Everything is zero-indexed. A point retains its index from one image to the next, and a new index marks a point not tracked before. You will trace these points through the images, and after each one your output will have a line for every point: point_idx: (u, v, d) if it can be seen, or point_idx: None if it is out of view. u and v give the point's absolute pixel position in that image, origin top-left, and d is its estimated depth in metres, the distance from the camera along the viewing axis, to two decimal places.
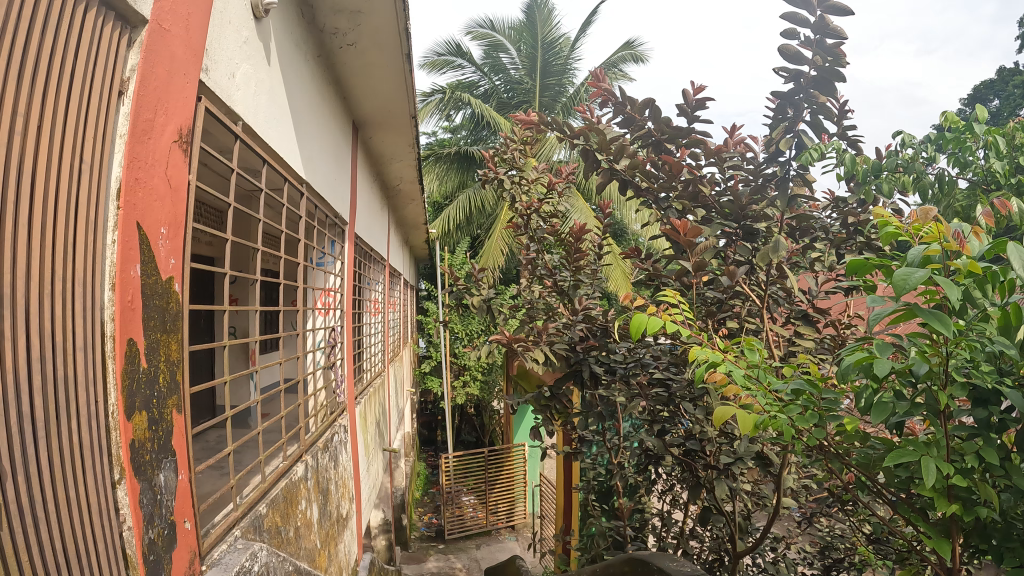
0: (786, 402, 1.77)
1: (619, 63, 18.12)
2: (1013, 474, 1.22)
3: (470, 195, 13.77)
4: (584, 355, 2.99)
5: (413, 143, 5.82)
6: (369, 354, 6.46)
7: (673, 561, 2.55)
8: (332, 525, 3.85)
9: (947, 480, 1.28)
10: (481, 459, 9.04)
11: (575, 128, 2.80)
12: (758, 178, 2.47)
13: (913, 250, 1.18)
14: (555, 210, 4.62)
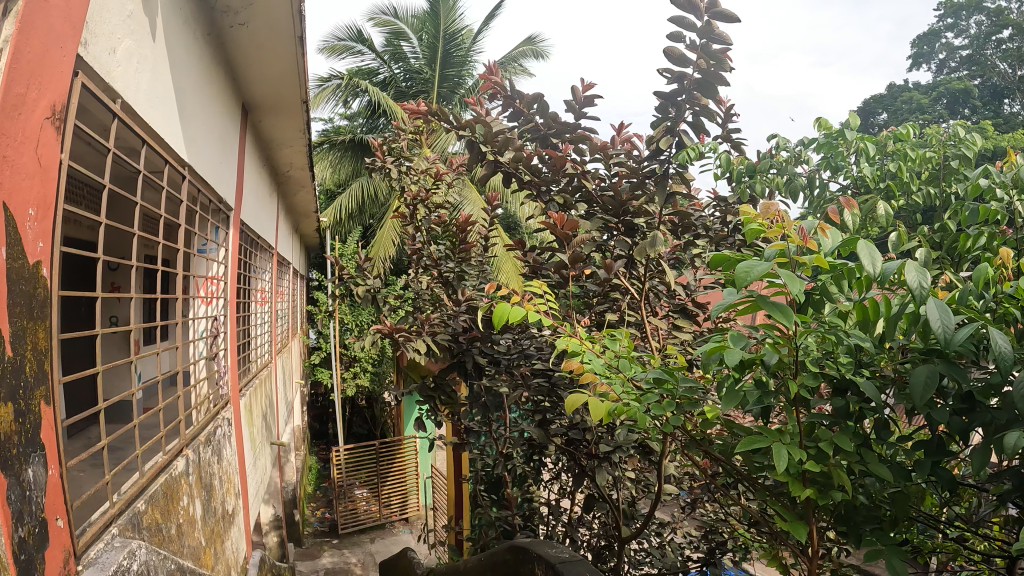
0: (644, 390, 1.94)
1: (519, 58, 18.14)
2: (862, 461, 1.45)
3: (364, 184, 13.51)
4: (467, 346, 3.13)
5: (305, 128, 5.49)
6: (256, 345, 6.00)
7: (550, 548, 2.91)
8: (219, 521, 3.46)
9: (799, 464, 1.50)
10: (373, 450, 8.82)
11: (462, 118, 2.76)
12: (636, 177, 2.57)
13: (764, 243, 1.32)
14: (443, 201, 4.47)
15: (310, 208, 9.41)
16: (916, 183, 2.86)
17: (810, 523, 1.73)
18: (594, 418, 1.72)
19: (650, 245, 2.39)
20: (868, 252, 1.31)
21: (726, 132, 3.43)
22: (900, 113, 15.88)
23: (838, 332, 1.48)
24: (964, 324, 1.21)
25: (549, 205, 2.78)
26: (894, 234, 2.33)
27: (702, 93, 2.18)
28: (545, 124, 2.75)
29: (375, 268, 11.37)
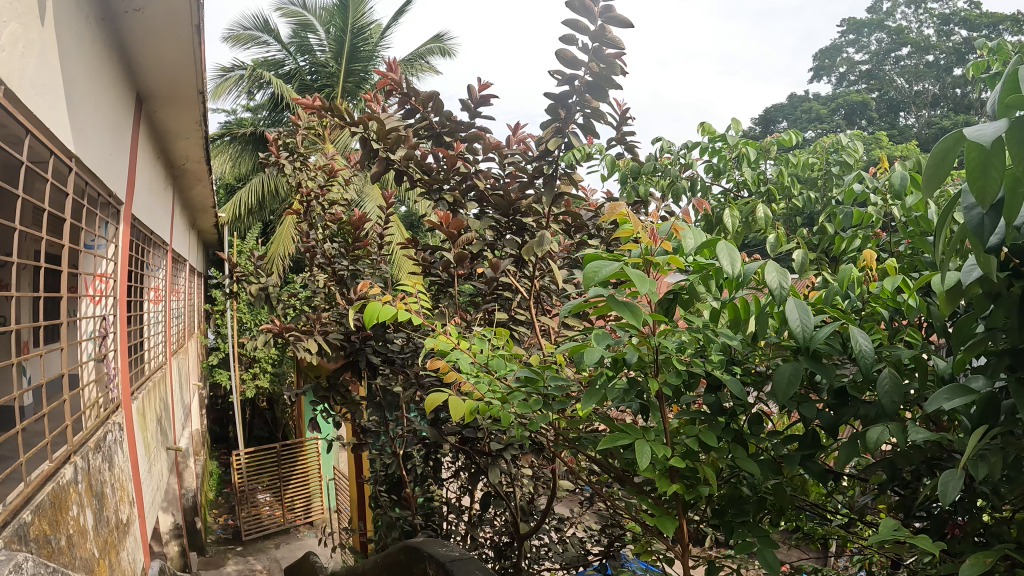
0: (514, 388, 1.94)
1: (426, 55, 17.94)
2: (729, 453, 1.51)
3: (265, 179, 13.13)
4: (359, 346, 3.33)
5: (201, 125, 5.14)
6: (150, 344, 5.53)
7: (441, 547, 2.91)
8: (114, 533, 3.13)
9: (671, 460, 1.54)
10: (273, 454, 8.29)
11: (354, 113, 2.63)
12: (526, 176, 2.56)
13: (612, 248, 1.35)
14: (339, 197, 4.37)
15: (207, 206, 8.98)
16: (797, 187, 2.84)
17: (681, 518, 1.74)
18: (455, 416, 1.73)
19: (538, 243, 2.37)
20: (729, 255, 1.36)
21: (618, 135, 3.46)
22: (795, 121, 16.49)
23: (712, 334, 1.55)
24: (823, 323, 1.27)
25: (437, 204, 2.72)
26: (775, 236, 2.42)
27: (592, 95, 2.20)
28: (439, 122, 2.68)
29: (274, 266, 11.05)
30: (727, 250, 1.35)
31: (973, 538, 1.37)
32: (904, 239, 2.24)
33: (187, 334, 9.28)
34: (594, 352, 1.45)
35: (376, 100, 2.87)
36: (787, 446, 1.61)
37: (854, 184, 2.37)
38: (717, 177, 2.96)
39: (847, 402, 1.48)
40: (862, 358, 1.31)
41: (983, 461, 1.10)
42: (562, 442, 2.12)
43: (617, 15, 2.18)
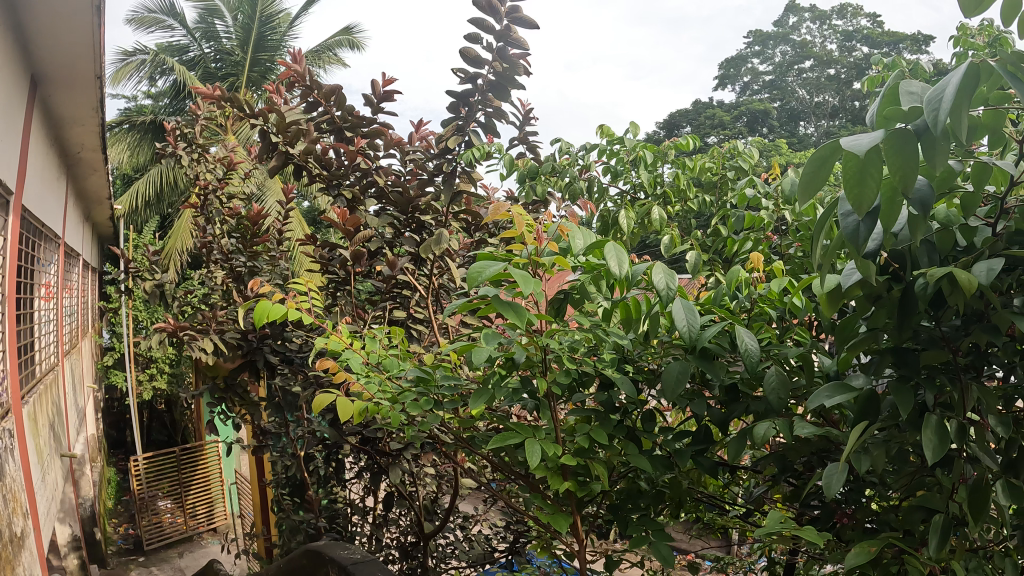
0: (403, 390, 1.86)
1: (336, 46, 17.54)
2: (620, 451, 1.50)
3: (163, 170, 12.53)
4: (258, 345, 3.04)
5: (98, 114, 4.67)
6: (41, 342, 4.99)
7: (344, 550, 2.78)
8: (5, 549, 2.72)
9: (565, 461, 1.50)
10: (173, 457, 7.66)
11: (252, 104, 2.44)
12: (424, 172, 2.49)
13: (495, 246, 1.30)
14: (236, 191, 4.16)
15: (103, 198, 8.44)
16: (693, 190, 2.67)
17: (574, 515, 1.72)
18: (342, 417, 1.64)
19: (434, 241, 2.26)
20: (617, 256, 1.34)
21: (521, 133, 3.42)
22: (702, 125, 16.76)
23: (603, 333, 1.54)
24: (710, 323, 1.26)
25: (336, 200, 2.56)
26: (668, 237, 2.34)
27: (493, 96, 2.25)
28: (342, 116, 2.52)
29: (172, 262, 10.51)
30: (615, 251, 1.32)
31: (858, 527, 1.43)
32: (796, 242, 2.26)
33: (83, 332, 8.60)
34: (481, 352, 1.41)
35: (277, 89, 2.68)
36: (677, 441, 1.61)
37: (747, 188, 2.38)
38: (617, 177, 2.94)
39: (736, 399, 1.50)
40: (749, 357, 1.33)
41: (866, 454, 1.15)
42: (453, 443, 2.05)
43: (523, 15, 2.14)
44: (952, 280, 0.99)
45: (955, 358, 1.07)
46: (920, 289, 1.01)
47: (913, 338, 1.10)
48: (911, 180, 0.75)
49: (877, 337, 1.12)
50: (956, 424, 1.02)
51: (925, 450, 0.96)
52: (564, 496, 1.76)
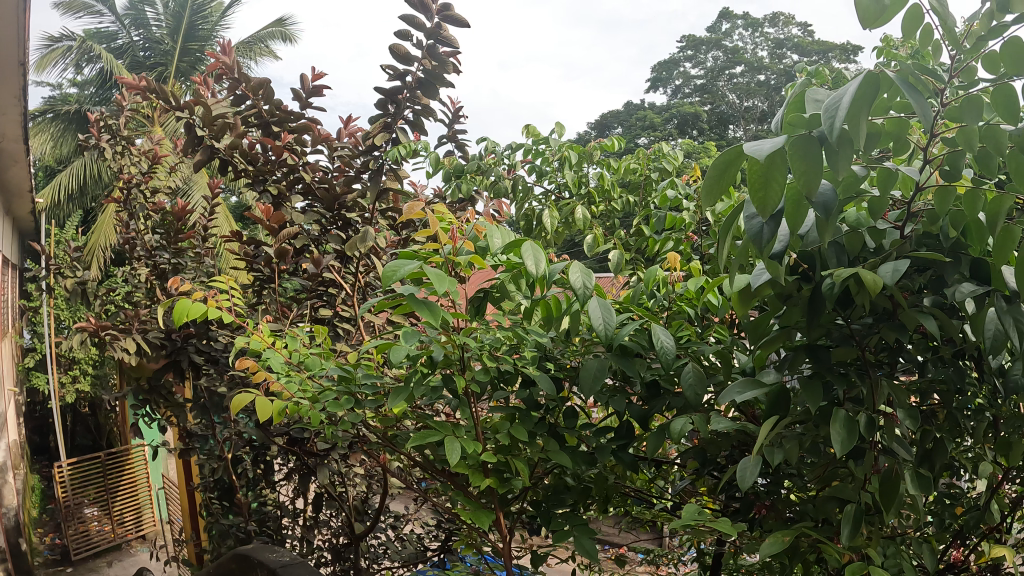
0: (325, 390, 1.85)
1: (267, 39, 17.29)
2: (547, 449, 1.58)
3: (85, 162, 12.05)
4: (182, 345, 2.88)
5: (11, 103, 4.41)
6: None
7: (273, 553, 2.75)
8: None
9: (484, 458, 1.57)
10: (98, 463, 7.05)
11: (178, 96, 2.39)
12: (350, 169, 2.48)
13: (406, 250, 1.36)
14: (157, 185, 4.02)
15: (23, 189, 8.12)
16: (616, 191, 2.88)
17: (497, 511, 1.78)
18: (261, 419, 1.66)
19: (360, 238, 2.26)
20: (533, 255, 1.42)
21: (451, 133, 3.52)
22: (632, 125, 16.94)
23: (524, 331, 1.63)
24: (624, 324, 1.35)
25: (261, 196, 2.46)
26: (593, 235, 2.49)
27: (421, 92, 2.35)
28: (269, 111, 2.43)
29: (96, 258, 10.14)
30: (531, 253, 1.39)
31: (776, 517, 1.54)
32: (713, 242, 2.34)
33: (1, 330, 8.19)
34: (401, 348, 1.48)
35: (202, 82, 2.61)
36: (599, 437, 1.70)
37: (667, 189, 2.46)
38: (541, 177, 2.99)
39: (658, 394, 1.60)
40: (665, 354, 1.45)
41: (779, 448, 1.26)
42: (377, 443, 2.06)
43: (453, 16, 2.19)
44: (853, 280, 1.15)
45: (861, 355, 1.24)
46: (826, 288, 1.16)
47: (825, 336, 1.26)
48: (813, 185, 0.87)
49: (790, 333, 1.28)
50: (864, 416, 1.19)
51: (837, 441, 1.11)
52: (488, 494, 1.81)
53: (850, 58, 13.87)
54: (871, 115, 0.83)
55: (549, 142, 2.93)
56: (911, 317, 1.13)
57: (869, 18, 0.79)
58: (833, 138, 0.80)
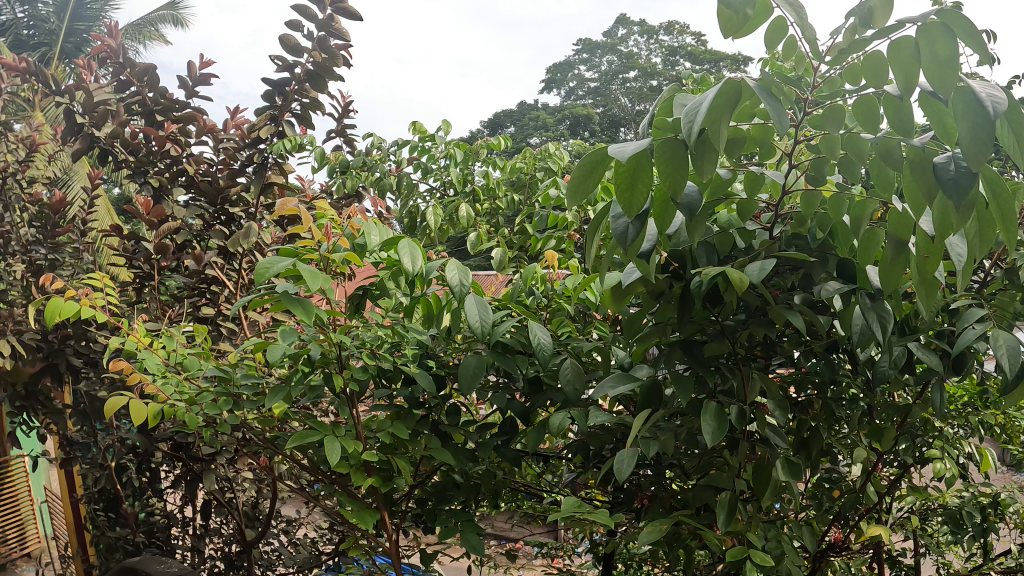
0: (203, 390, 1.80)
1: (151, 24, 16.64)
2: (437, 448, 1.70)
3: None
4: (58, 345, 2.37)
5: None
6: None
7: (159, 565, 2.40)
8: None
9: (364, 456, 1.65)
10: None
11: (56, 81, 2.25)
12: (234, 161, 2.41)
13: (275, 249, 1.41)
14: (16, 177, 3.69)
15: None
16: (503, 190, 2.92)
17: (381, 512, 1.84)
18: (137, 420, 1.60)
19: (243, 234, 2.20)
20: (409, 252, 1.52)
21: (338, 126, 3.45)
22: (529, 124, 17.03)
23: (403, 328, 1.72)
24: (497, 320, 1.47)
25: (142, 189, 2.35)
26: (475, 232, 2.58)
27: (309, 85, 2.35)
28: (154, 98, 2.36)
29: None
30: (407, 250, 1.49)
31: (661, 505, 1.73)
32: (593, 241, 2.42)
33: None
34: (279, 345, 1.54)
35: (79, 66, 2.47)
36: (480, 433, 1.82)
37: (551, 189, 2.51)
38: (426, 175, 2.99)
39: (539, 390, 1.76)
40: (543, 350, 1.59)
41: (655, 439, 1.48)
42: (257, 446, 2.01)
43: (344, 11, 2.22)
44: (722, 280, 1.38)
45: (731, 349, 1.48)
46: (696, 287, 1.40)
47: (699, 332, 1.49)
48: (679, 183, 0.98)
49: (666, 331, 1.51)
50: (736, 408, 1.43)
51: (708, 432, 1.35)
52: (374, 493, 1.83)
53: (737, 65, 14.59)
54: (734, 118, 0.93)
55: (434, 140, 2.94)
56: (778, 312, 1.37)
57: (733, 27, 0.94)
58: (692, 136, 0.91)
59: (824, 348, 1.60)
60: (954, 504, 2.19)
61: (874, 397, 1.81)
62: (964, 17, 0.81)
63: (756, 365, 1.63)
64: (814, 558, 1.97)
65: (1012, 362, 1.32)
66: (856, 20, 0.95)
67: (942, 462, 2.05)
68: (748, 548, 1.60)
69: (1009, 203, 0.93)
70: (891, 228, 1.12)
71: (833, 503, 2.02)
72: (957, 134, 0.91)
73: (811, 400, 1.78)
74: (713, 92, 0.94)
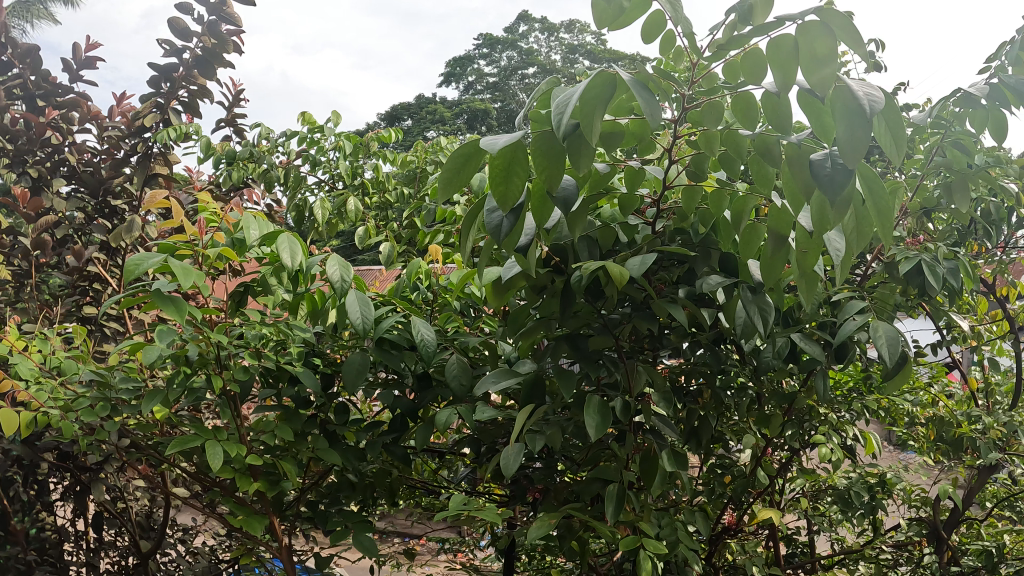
0: (80, 395, 1.54)
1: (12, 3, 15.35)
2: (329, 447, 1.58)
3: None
4: None
5: None
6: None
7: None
8: None
9: (248, 461, 1.50)
10: None
11: None
12: (121, 149, 2.09)
13: (146, 242, 1.28)
14: None
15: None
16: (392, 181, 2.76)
17: (271, 516, 1.69)
18: (9, 430, 1.32)
19: (127, 229, 1.89)
20: (290, 248, 1.41)
21: (223, 116, 3.17)
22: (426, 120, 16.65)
23: (287, 327, 1.60)
24: (380, 316, 1.38)
25: (17, 180, 2.00)
26: (362, 227, 2.40)
27: (199, 71, 2.06)
28: (33, 80, 2.02)
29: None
30: (287, 244, 1.39)
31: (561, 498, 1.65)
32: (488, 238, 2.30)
33: None
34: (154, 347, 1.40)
35: None
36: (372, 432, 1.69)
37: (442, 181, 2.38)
38: (313, 167, 2.78)
39: (428, 386, 1.66)
40: (425, 346, 1.48)
41: (542, 433, 1.42)
42: (135, 455, 1.78)
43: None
44: (603, 275, 1.34)
45: (615, 342, 1.44)
46: (577, 281, 1.35)
47: (583, 327, 1.45)
48: (556, 177, 0.96)
49: (551, 325, 1.44)
50: (620, 400, 1.40)
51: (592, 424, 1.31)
52: (262, 499, 1.66)
53: (634, 65, 14.70)
54: (606, 113, 0.88)
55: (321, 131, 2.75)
56: (661, 306, 1.35)
57: (605, 18, 0.88)
58: (558, 132, 0.86)
59: (709, 340, 1.57)
60: (839, 485, 2.09)
61: (760, 385, 1.78)
62: (846, 17, 0.81)
63: (644, 358, 1.58)
64: (708, 542, 1.92)
65: (888, 351, 1.38)
66: (734, 18, 0.93)
67: (827, 446, 1.97)
68: (642, 536, 1.56)
69: (884, 203, 0.95)
70: (773, 223, 1.14)
71: (726, 487, 1.95)
72: (835, 132, 0.92)
73: (699, 390, 1.74)
74: (583, 85, 0.89)
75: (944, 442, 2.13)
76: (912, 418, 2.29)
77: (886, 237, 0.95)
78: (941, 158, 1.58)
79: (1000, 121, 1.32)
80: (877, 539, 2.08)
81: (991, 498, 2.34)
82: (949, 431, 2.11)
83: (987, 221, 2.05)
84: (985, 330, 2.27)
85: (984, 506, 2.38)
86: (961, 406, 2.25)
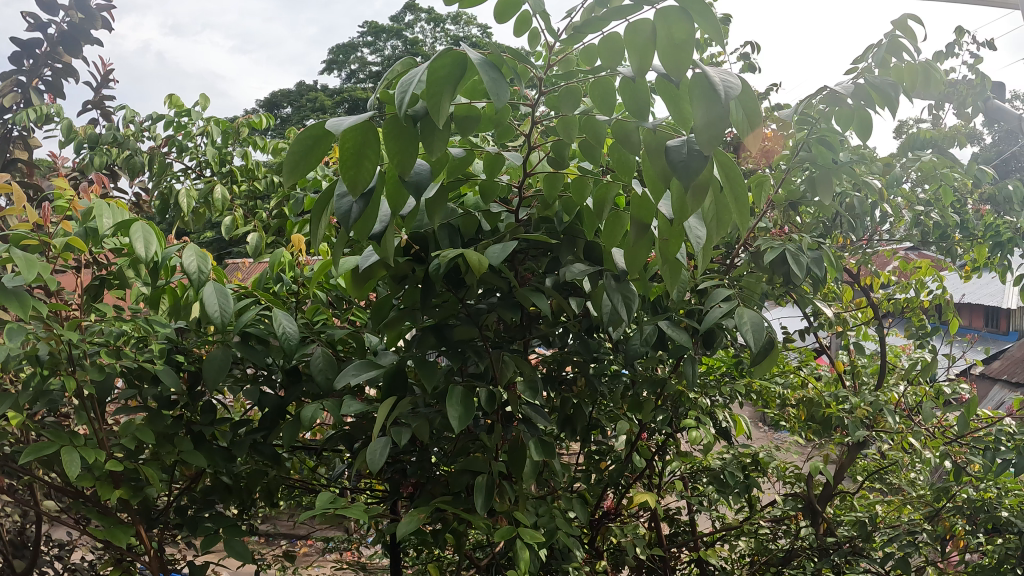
0: None
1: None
2: (188, 446, 1.24)
3: None
4: None
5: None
6: None
7: None
8: None
9: (99, 468, 1.16)
10: None
11: None
12: None
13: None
14: None
15: None
16: None
17: (139, 527, 1.32)
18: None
19: None
20: (145, 238, 1.12)
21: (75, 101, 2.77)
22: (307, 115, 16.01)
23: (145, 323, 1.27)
24: (245, 310, 1.11)
25: None
26: (231, 219, 1.94)
27: (63, 49, 1.81)
28: None
29: None
30: (145, 231, 1.11)
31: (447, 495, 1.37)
32: None
33: None
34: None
35: None
36: (239, 429, 1.35)
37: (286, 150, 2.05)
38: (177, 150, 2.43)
39: (298, 379, 1.35)
40: (288, 342, 1.19)
41: (409, 426, 1.14)
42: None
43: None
44: (463, 263, 1.10)
45: (482, 333, 1.19)
46: (435, 271, 1.10)
47: (450, 316, 1.20)
48: (407, 167, 0.78)
49: (418, 315, 1.17)
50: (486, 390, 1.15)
51: (451, 419, 1.07)
52: (122, 513, 1.30)
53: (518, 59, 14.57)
54: (457, 98, 0.72)
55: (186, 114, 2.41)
56: (523, 296, 1.13)
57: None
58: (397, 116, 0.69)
59: (581, 327, 1.37)
60: (711, 466, 1.79)
61: (633, 372, 1.54)
62: (705, 2, 0.69)
63: (517, 347, 1.34)
64: (587, 525, 1.69)
65: (753, 338, 1.24)
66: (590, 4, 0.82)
67: (700, 430, 1.62)
68: (517, 527, 1.31)
69: (740, 192, 0.79)
70: (634, 211, 0.96)
71: (602, 472, 1.68)
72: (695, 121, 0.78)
73: (574, 376, 1.50)
74: (427, 63, 0.72)
75: (813, 421, 1.93)
76: (780, 401, 2.03)
77: (744, 227, 0.80)
78: (804, 155, 1.40)
79: (861, 123, 1.18)
80: (754, 516, 1.84)
81: (860, 472, 2.13)
82: (816, 411, 1.92)
83: (851, 214, 1.90)
84: (851, 316, 2.12)
85: (853, 480, 2.19)
86: (827, 388, 2.02)
